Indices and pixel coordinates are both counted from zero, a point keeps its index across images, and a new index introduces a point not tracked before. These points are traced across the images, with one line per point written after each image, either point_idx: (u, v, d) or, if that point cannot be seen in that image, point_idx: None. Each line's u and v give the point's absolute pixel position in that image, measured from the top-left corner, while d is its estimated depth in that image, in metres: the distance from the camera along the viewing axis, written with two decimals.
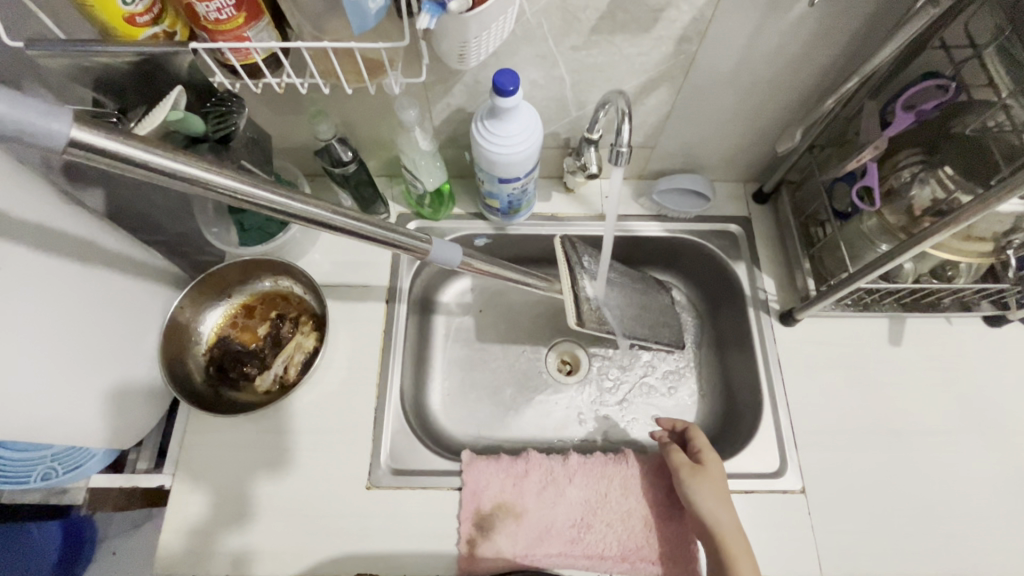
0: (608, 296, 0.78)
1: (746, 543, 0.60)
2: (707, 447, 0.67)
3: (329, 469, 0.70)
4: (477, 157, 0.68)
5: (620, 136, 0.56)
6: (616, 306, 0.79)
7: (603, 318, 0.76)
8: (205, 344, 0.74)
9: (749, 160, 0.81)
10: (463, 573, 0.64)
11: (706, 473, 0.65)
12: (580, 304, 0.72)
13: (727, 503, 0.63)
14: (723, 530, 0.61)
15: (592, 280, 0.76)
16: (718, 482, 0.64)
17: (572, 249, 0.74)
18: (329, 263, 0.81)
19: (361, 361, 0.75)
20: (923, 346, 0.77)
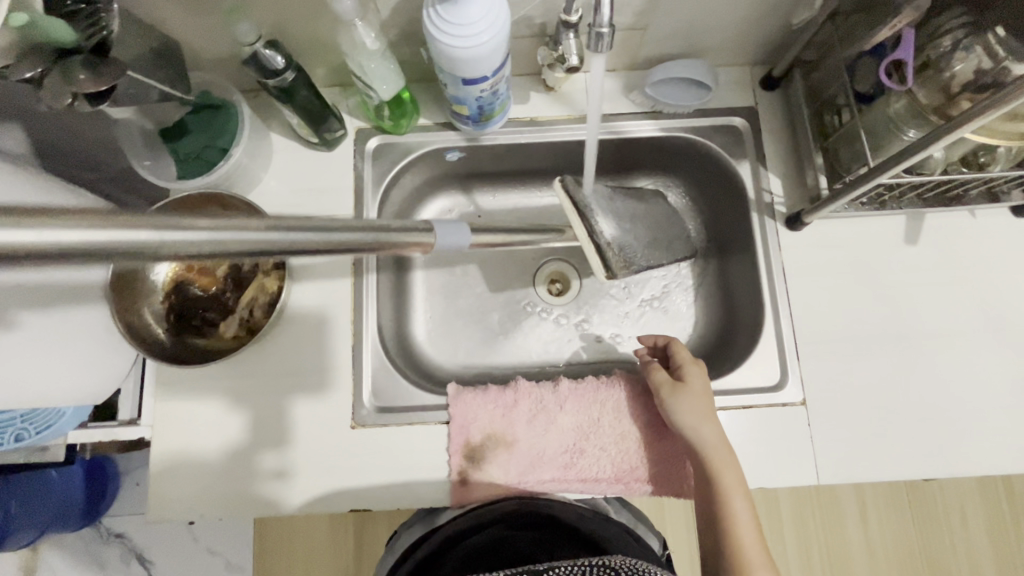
0: (625, 227, 0.73)
1: (734, 457, 0.58)
2: (691, 364, 0.63)
3: (310, 411, 0.67)
4: (434, 55, 0.57)
5: (600, 13, 0.45)
6: (639, 238, 0.74)
7: (631, 259, 0.72)
8: (161, 291, 0.68)
9: (757, 38, 0.69)
10: (457, 503, 0.64)
11: (690, 390, 0.61)
12: (607, 254, 0.69)
13: (711, 419, 0.59)
14: (709, 447, 0.58)
15: (604, 221, 0.71)
16: (704, 398, 0.61)
17: (576, 188, 0.69)
18: (286, 191, 0.73)
19: (331, 297, 0.70)
20: (941, 242, 0.71)
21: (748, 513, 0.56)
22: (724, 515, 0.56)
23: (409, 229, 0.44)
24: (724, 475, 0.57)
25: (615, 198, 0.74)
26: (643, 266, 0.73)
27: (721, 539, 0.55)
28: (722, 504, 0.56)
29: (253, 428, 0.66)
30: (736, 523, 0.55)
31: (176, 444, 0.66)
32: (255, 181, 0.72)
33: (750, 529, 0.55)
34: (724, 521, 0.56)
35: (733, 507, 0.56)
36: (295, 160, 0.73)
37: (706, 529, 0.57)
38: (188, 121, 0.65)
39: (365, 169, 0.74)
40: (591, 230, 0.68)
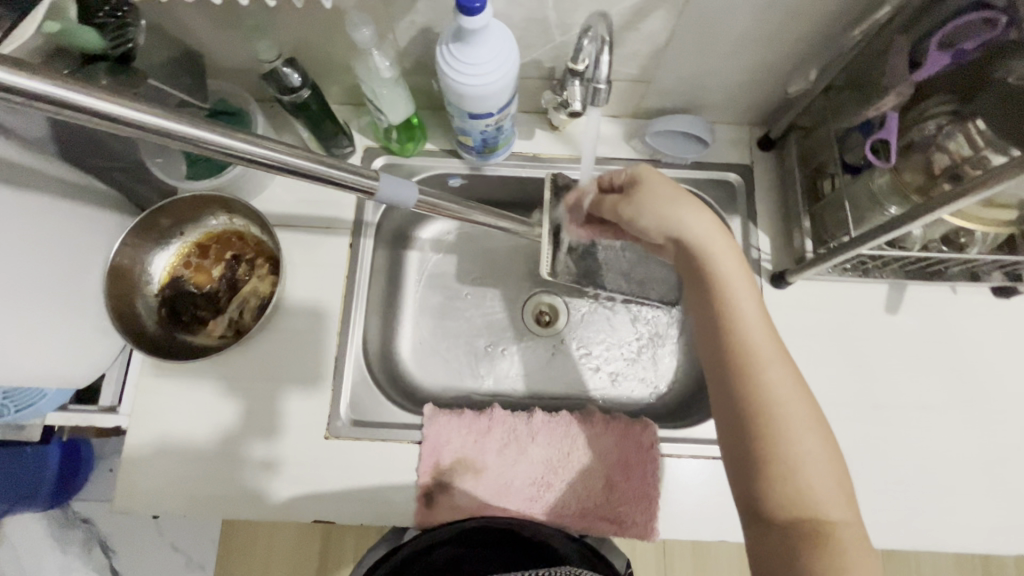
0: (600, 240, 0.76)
1: (787, 367, 0.47)
2: (725, 252, 0.51)
3: (286, 416, 0.67)
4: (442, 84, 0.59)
5: (600, 65, 0.50)
6: (598, 263, 0.78)
7: (581, 273, 0.77)
8: (158, 284, 0.70)
9: (757, 101, 0.72)
10: (420, 526, 0.64)
11: (730, 286, 0.50)
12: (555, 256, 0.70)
13: (731, 253, 0.51)
14: (759, 358, 0.47)
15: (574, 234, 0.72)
16: (737, 272, 0.51)
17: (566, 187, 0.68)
18: (290, 201, 0.75)
19: (322, 307, 0.71)
20: (922, 315, 0.72)
21: (813, 436, 0.45)
22: (773, 431, 0.45)
23: (358, 172, 0.53)
24: (775, 385, 0.46)
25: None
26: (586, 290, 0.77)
27: (763, 470, 0.45)
28: (778, 422, 0.45)
29: (228, 428, 0.67)
30: (795, 444, 0.45)
31: (151, 435, 0.67)
32: (261, 188, 0.74)
33: (812, 450, 0.45)
34: (777, 442, 0.45)
35: (786, 424, 0.45)
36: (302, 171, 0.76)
37: (740, 453, 0.46)
38: None
39: None
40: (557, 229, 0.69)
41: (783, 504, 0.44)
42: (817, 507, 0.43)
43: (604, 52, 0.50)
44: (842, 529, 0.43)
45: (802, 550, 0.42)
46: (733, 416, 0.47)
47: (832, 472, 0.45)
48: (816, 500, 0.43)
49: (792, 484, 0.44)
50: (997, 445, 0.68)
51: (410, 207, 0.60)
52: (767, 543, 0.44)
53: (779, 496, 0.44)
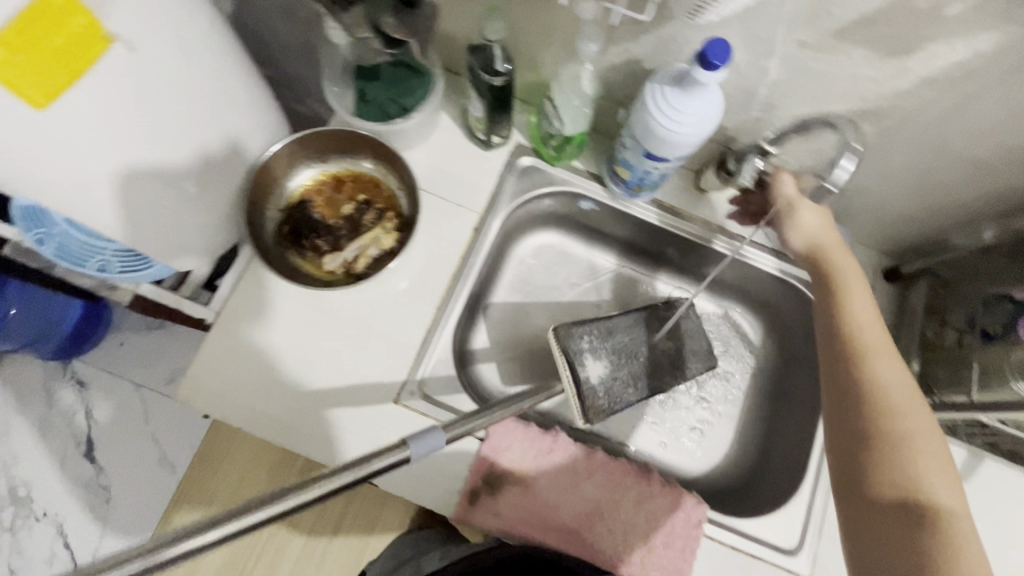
0: (616, 355, 0.70)
1: (910, 393, 0.56)
2: (856, 285, 0.63)
3: (366, 369, 0.68)
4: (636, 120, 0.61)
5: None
6: (632, 371, 0.70)
7: (614, 399, 0.68)
8: (286, 201, 0.71)
9: (904, 234, 0.73)
10: (459, 519, 0.65)
11: (855, 312, 0.61)
12: (583, 398, 0.66)
13: (865, 292, 0.63)
14: (877, 375, 0.57)
15: (596, 359, 0.69)
16: (874, 319, 0.60)
17: (568, 334, 0.68)
18: (430, 168, 0.76)
19: (429, 278, 0.72)
20: (998, 492, 0.71)
21: (921, 425, 0.54)
22: (890, 418, 0.54)
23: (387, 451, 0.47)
24: (907, 413, 0.54)
25: (613, 334, 0.71)
26: (626, 405, 0.69)
27: (875, 459, 0.53)
28: (901, 435, 0.54)
29: (306, 360, 0.68)
30: (909, 459, 0.52)
31: (232, 340, 0.67)
32: (409, 147, 0.76)
33: (919, 428, 0.54)
34: (898, 457, 0.53)
35: (913, 432, 0.54)
36: (452, 144, 0.77)
37: (849, 449, 0.55)
38: (383, 69, 0.69)
39: (508, 180, 0.77)
40: (572, 375, 0.67)
41: (893, 489, 0.52)
42: (931, 496, 0.51)
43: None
44: (954, 514, 0.50)
45: (920, 537, 0.49)
46: (857, 426, 0.55)
47: (944, 467, 0.53)
48: (928, 489, 0.51)
49: (922, 492, 0.51)
50: None
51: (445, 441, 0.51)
52: (886, 531, 0.51)
53: (889, 490, 0.52)
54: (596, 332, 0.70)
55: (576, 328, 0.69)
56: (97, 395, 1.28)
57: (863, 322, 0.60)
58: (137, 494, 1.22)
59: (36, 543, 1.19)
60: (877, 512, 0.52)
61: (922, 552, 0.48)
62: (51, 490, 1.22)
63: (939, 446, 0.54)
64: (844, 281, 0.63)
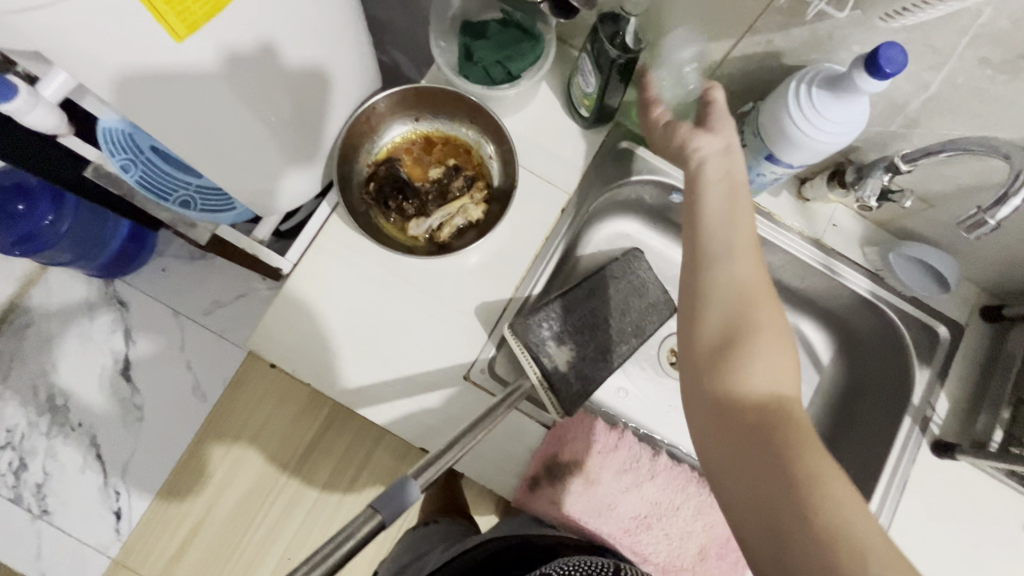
0: (579, 336, 0.67)
1: (767, 307, 0.50)
2: (724, 221, 0.53)
3: (436, 339, 0.67)
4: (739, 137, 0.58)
5: (997, 208, 0.44)
6: (600, 346, 0.68)
7: (589, 381, 0.67)
8: (375, 157, 0.69)
9: (1017, 273, 0.68)
10: (515, 502, 0.64)
11: (715, 249, 0.52)
12: (556, 390, 0.64)
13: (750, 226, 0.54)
14: (752, 360, 0.47)
15: (560, 344, 0.66)
16: (733, 203, 0.54)
17: (524, 326, 0.65)
18: (522, 139, 0.72)
19: (509, 255, 0.70)
20: None
21: (778, 351, 0.48)
22: (744, 343, 0.48)
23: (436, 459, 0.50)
24: (722, 271, 0.51)
25: (573, 311, 0.68)
26: (600, 382, 0.67)
27: (769, 414, 0.45)
28: (743, 329, 0.49)
29: (380, 324, 0.66)
30: (759, 395, 0.46)
31: (306, 293, 0.66)
32: (503, 113, 0.72)
33: (787, 366, 0.48)
34: (704, 314, 0.50)
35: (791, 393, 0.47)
36: (548, 116, 0.73)
37: (743, 400, 0.46)
38: (491, 30, 0.66)
39: (603, 162, 0.73)
40: (539, 369, 0.64)
41: (757, 387, 0.46)
42: (783, 388, 0.47)
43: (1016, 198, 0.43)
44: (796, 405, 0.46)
45: (780, 440, 0.43)
46: (711, 390, 0.48)
47: (781, 359, 0.48)
48: (779, 385, 0.47)
49: (724, 389, 0.47)
50: None
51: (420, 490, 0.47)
52: (716, 424, 0.47)
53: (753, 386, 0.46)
54: (554, 315, 0.67)
55: (533, 317, 0.66)
56: (138, 317, 1.28)
57: (715, 218, 0.54)
58: (170, 420, 1.24)
59: (71, 453, 1.23)
60: (714, 407, 0.47)
61: (784, 468, 0.42)
62: (90, 404, 1.25)
63: (789, 357, 0.49)
64: (709, 227, 0.53)
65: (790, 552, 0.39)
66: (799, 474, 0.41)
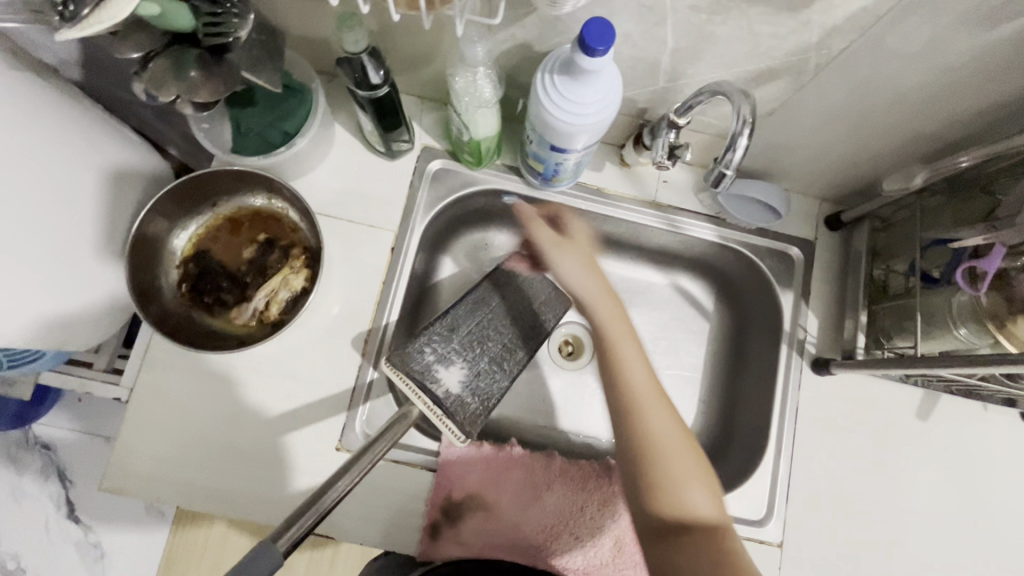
0: (466, 352, 0.65)
1: (688, 448, 0.58)
2: (597, 298, 0.67)
3: (296, 420, 0.64)
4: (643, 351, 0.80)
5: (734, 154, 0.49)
6: (491, 357, 0.66)
7: (488, 394, 0.64)
8: (180, 256, 0.66)
9: (843, 179, 0.70)
10: (420, 557, 0.62)
11: (618, 346, 0.63)
12: (454, 415, 0.61)
13: (592, 271, 0.69)
14: (650, 427, 0.57)
15: (446, 365, 0.63)
16: (587, 267, 0.69)
17: (404, 356, 0.61)
18: (333, 189, 0.70)
19: (352, 310, 0.68)
20: (952, 425, 0.71)
21: (665, 411, 0.58)
22: (642, 410, 0.58)
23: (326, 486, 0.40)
24: (652, 408, 0.58)
25: (457, 329, 0.66)
26: (499, 394, 0.65)
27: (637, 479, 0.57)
28: (658, 416, 0.58)
29: (235, 420, 0.64)
30: (688, 494, 0.55)
31: (150, 415, 0.63)
32: (307, 170, 0.69)
33: (661, 420, 0.58)
34: (649, 417, 0.58)
35: (656, 418, 0.58)
36: (354, 160, 0.71)
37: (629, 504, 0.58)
38: (258, 91, 0.62)
39: (421, 189, 0.72)
40: (430, 399, 0.60)
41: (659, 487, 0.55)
42: (658, 441, 0.57)
43: (744, 140, 0.48)
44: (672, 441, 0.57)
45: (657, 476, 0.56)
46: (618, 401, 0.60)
47: (671, 417, 0.58)
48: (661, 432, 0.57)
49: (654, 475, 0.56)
50: (997, 563, 0.68)
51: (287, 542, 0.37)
52: (632, 460, 0.57)
53: (656, 504, 0.55)
54: (437, 337, 0.64)
55: (413, 344, 0.62)
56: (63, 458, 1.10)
57: (585, 292, 0.68)
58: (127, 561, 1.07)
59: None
60: (647, 480, 0.56)
61: (656, 519, 0.55)
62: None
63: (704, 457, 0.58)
64: (586, 296, 0.68)
65: (672, 560, 0.52)
66: (682, 574, 0.51)
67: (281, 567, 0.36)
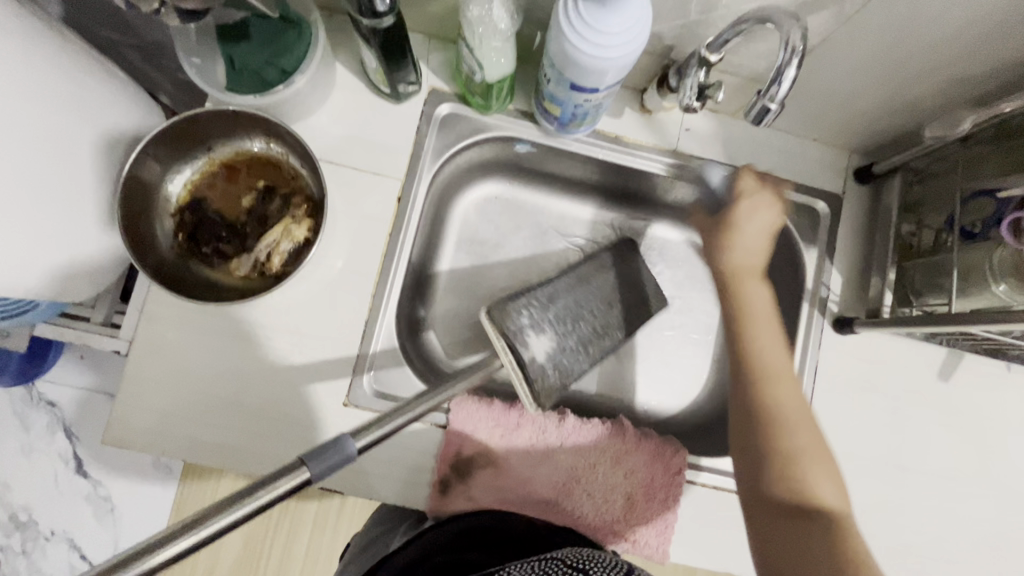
0: (561, 326, 0.61)
1: (801, 401, 0.55)
2: (755, 291, 0.60)
3: (302, 375, 0.62)
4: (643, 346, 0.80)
5: (777, 87, 0.45)
6: (582, 336, 0.62)
7: (567, 371, 0.60)
8: (176, 204, 0.62)
9: (878, 128, 0.66)
10: (430, 512, 0.62)
11: (756, 326, 0.58)
12: (532, 382, 0.57)
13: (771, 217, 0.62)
14: (777, 399, 0.55)
15: (538, 335, 0.59)
16: (767, 312, 0.59)
17: (500, 313, 0.59)
18: (336, 134, 0.66)
19: (357, 263, 0.65)
20: (973, 387, 0.69)
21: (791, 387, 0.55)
22: (768, 388, 0.55)
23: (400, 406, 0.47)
24: (791, 428, 0.53)
25: (555, 300, 0.62)
26: (578, 374, 0.61)
27: (773, 456, 0.52)
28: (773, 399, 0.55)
29: (238, 376, 0.62)
30: (820, 480, 0.52)
31: (152, 369, 0.61)
32: (308, 113, 0.65)
33: (790, 398, 0.55)
34: (790, 432, 0.53)
35: (786, 417, 0.54)
36: (358, 103, 0.66)
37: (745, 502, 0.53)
38: (252, 27, 0.58)
39: (428, 135, 0.67)
40: (513, 359, 0.57)
41: (785, 486, 0.51)
42: (790, 428, 0.53)
43: (792, 70, 0.44)
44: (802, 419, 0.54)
45: (784, 485, 0.52)
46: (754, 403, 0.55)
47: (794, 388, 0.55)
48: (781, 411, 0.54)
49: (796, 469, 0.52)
50: (1009, 524, 0.67)
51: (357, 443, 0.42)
52: (755, 457, 0.53)
53: (788, 486, 0.51)
54: (535, 304, 0.61)
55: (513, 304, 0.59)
56: (71, 408, 1.06)
57: (760, 309, 0.59)
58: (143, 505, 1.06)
59: (53, 559, 1.05)
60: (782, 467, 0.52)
61: (798, 518, 0.50)
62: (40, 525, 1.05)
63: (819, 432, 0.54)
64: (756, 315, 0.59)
65: (810, 546, 0.48)
66: (784, 549, 0.49)
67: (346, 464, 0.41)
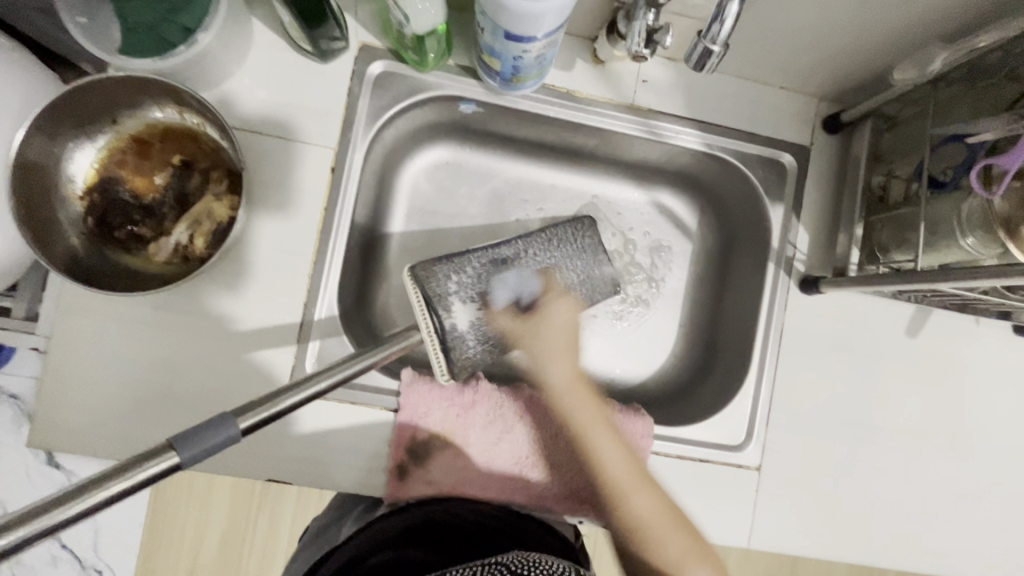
0: (488, 293, 0.58)
1: (641, 474, 0.58)
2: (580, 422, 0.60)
3: (239, 364, 0.58)
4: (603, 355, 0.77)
5: (714, 28, 0.41)
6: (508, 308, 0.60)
7: (491, 341, 0.58)
8: (82, 186, 0.56)
9: (846, 72, 0.61)
10: (389, 499, 0.59)
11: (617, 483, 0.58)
12: (450, 351, 0.55)
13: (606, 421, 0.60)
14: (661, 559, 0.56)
15: (462, 302, 0.56)
16: (562, 345, 0.62)
17: (430, 276, 0.56)
18: (257, 99, 0.60)
19: (291, 242, 0.60)
20: (941, 342, 0.67)
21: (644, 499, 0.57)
22: (649, 541, 0.56)
23: (326, 372, 0.42)
24: (597, 443, 0.59)
25: (489, 269, 0.59)
26: (501, 344, 0.59)
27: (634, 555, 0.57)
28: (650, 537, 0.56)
29: (168, 369, 0.58)
30: (665, 536, 0.56)
31: (73, 367, 0.57)
32: (224, 77, 0.59)
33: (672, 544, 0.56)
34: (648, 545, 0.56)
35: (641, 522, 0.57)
36: (278, 63, 0.60)
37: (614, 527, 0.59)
38: None
39: (361, 98, 0.61)
40: (434, 323, 0.54)
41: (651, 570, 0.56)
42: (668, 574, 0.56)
43: (735, 5, 0.39)
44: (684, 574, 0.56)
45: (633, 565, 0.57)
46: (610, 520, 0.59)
47: (652, 503, 0.57)
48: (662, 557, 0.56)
49: (639, 549, 0.57)
50: (972, 477, 0.67)
51: (271, 407, 0.37)
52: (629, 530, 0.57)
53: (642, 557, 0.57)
54: (466, 270, 0.58)
55: (440, 266, 0.56)
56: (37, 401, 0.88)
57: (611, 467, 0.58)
58: None
59: None
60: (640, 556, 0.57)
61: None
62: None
63: (663, 513, 0.57)
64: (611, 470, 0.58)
65: None
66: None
67: (239, 441, 0.35)
